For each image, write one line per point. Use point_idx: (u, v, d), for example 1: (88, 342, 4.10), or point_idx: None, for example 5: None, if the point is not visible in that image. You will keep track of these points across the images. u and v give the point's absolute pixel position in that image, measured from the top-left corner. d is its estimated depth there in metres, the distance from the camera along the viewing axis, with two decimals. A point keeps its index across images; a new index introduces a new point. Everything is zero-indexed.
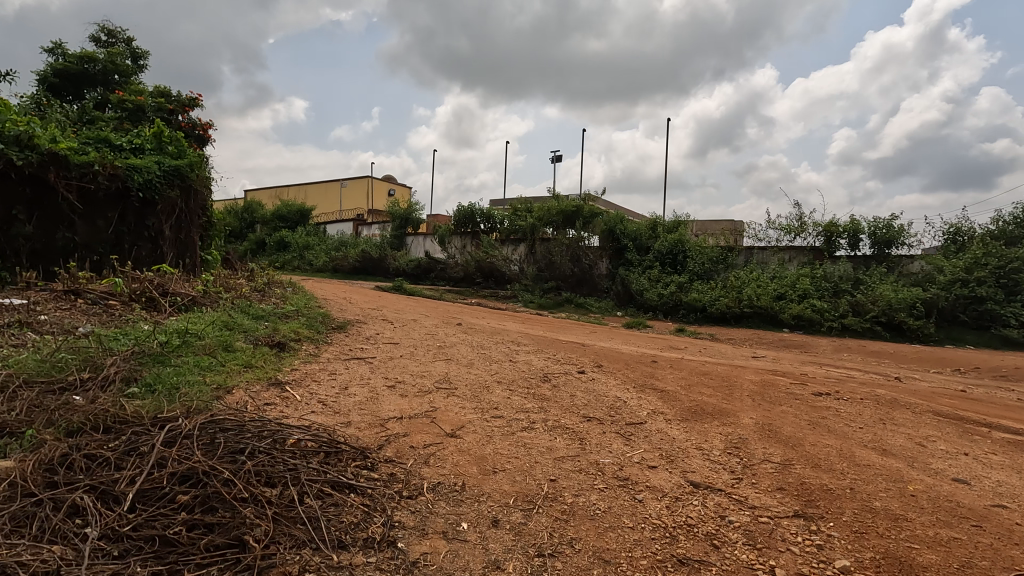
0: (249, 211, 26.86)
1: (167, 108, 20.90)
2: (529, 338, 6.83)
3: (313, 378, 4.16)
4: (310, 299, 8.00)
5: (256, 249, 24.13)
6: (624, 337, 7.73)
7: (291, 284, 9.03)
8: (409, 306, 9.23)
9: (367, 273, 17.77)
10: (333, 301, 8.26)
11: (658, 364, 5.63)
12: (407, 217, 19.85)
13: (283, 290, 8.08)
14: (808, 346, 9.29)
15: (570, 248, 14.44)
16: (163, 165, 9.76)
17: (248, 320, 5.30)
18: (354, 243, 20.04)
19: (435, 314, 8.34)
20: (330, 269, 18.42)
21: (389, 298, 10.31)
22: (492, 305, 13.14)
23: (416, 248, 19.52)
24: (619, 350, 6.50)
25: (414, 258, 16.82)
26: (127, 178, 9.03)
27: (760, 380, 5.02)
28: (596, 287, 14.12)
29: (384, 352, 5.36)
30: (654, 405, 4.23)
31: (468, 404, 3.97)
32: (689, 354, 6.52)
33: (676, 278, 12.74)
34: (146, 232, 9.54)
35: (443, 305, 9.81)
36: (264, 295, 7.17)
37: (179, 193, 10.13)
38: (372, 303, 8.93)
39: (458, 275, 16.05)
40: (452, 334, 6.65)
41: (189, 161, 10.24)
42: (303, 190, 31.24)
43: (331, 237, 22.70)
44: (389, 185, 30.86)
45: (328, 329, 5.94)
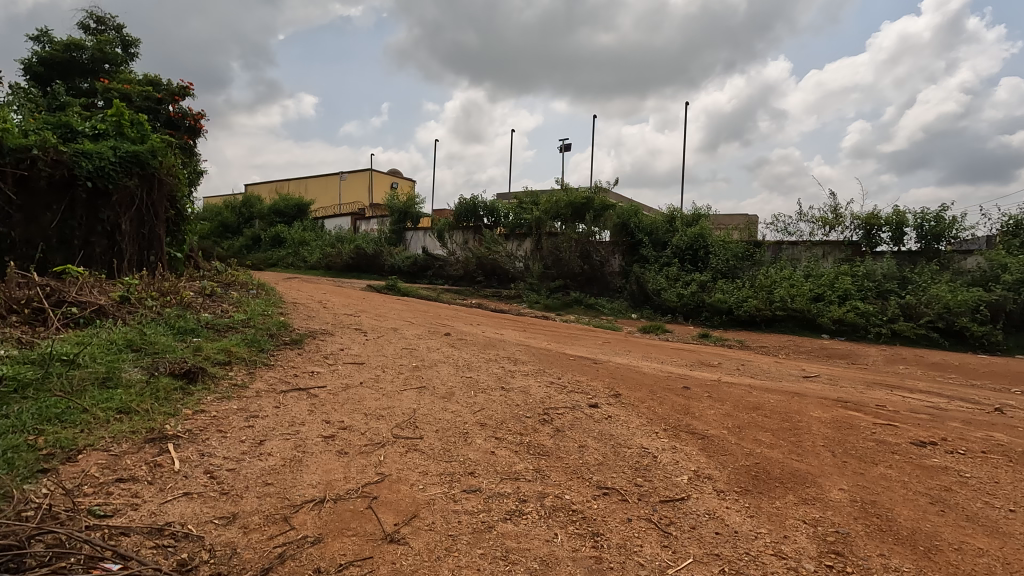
0: (247, 205, 25.86)
1: (155, 97, 19.92)
2: (530, 352, 5.63)
3: (220, 426, 2.98)
4: (276, 303, 6.86)
5: (251, 244, 23.13)
6: (643, 349, 6.50)
7: (260, 284, 7.91)
8: (395, 309, 8.06)
9: (362, 271, 16.64)
10: (303, 306, 7.10)
11: (691, 391, 4.41)
12: (406, 211, 18.69)
13: (245, 292, 6.95)
14: (856, 356, 8.01)
15: (579, 243, 13.18)
16: (118, 151, 8.63)
17: (165, 336, 4.15)
18: (350, 239, 18.93)
19: (422, 320, 7.17)
20: (323, 266, 17.33)
21: (376, 300, 9.16)
22: (494, 307, 11.95)
23: (415, 243, 18.38)
24: (639, 369, 5.27)
25: (411, 254, 15.65)
26: (73, 166, 7.93)
27: (831, 419, 3.79)
28: (608, 286, 12.92)
29: (339, 377, 4.18)
30: (697, 465, 3.01)
31: (432, 467, 2.78)
32: (727, 374, 5.29)
33: (697, 277, 11.50)
34: (100, 226, 8.46)
35: (436, 310, 8.64)
36: (214, 300, 6.02)
37: (140, 182, 9.02)
38: (353, 307, 7.78)
39: (458, 273, 14.86)
40: (435, 349, 5.47)
41: (150, 146, 9.09)
42: (302, 184, 30.20)
43: (328, 232, 21.61)
44: (391, 180, 29.81)
45: (277, 346, 4.77)
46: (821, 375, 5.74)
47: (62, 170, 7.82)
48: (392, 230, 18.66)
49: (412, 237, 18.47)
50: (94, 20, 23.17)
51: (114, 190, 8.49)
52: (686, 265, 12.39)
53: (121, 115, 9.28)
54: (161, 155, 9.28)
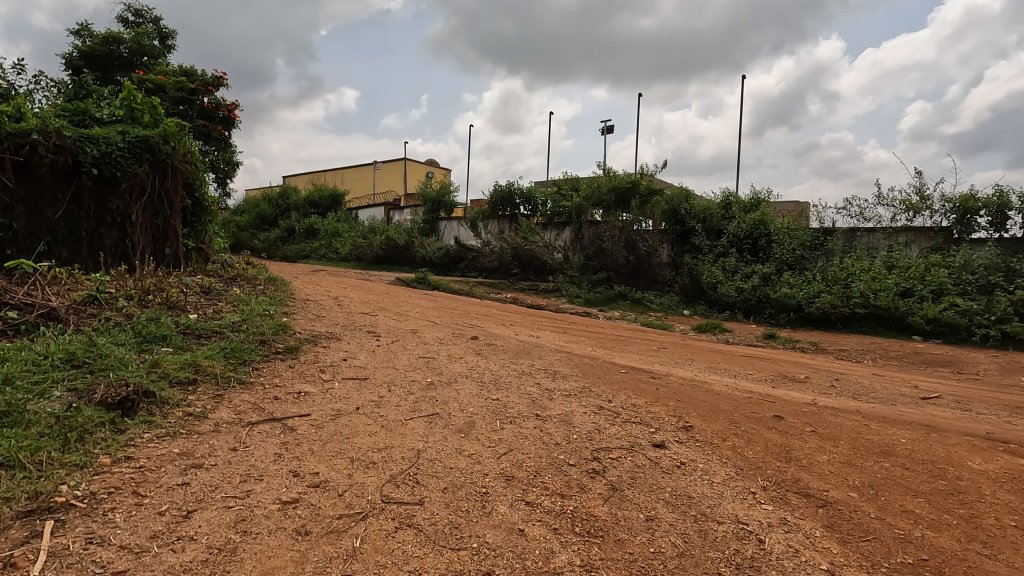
0: (284, 196, 25.70)
1: (189, 88, 19.74)
2: (572, 363, 4.65)
3: (141, 485, 2.14)
4: (283, 300, 6.10)
5: (285, 236, 22.82)
6: (708, 357, 5.41)
7: (273, 279, 7.20)
8: (418, 306, 7.20)
9: (393, 263, 15.94)
10: (313, 304, 6.30)
11: (786, 422, 3.35)
12: (440, 200, 17.88)
13: (251, 288, 6.21)
14: (964, 364, 6.67)
15: (623, 233, 12.04)
16: (127, 136, 8.06)
17: (122, 347, 3.37)
18: (382, 229, 18.30)
19: (447, 321, 6.27)
20: (354, 258, 16.75)
21: (399, 295, 8.32)
22: (531, 302, 10.98)
23: (448, 234, 17.57)
24: (709, 386, 4.21)
25: (442, 244, 14.76)
26: (77, 152, 7.40)
27: (1004, 475, 2.67)
28: (655, 279, 11.73)
29: (331, 400, 3.31)
30: (829, 560, 1.99)
31: (429, 565, 1.85)
32: (821, 395, 4.16)
33: (759, 269, 10.24)
34: (109, 216, 7.96)
35: (465, 307, 7.76)
36: (211, 299, 5.28)
37: (152, 169, 8.45)
38: (371, 304, 6.96)
39: (492, 264, 13.87)
40: (457, 358, 4.55)
41: (162, 131, 8.50)
42: (338, 175, 29.90)
43: (361, 223, 21.06)
44: (427, 169, 29.15)
45: (264, 355, 3.94)
46: (942, 395, 4.52)
47: (66, 157, 7.30)
48: (425, 220, 17.90)
49: (446, 227, 17.65)
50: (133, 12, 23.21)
51: (123, 177, 7.94)
52: (744, 255, 11.10)
53: (133, 98, 8.72)
54: (174, 140, 8.69)
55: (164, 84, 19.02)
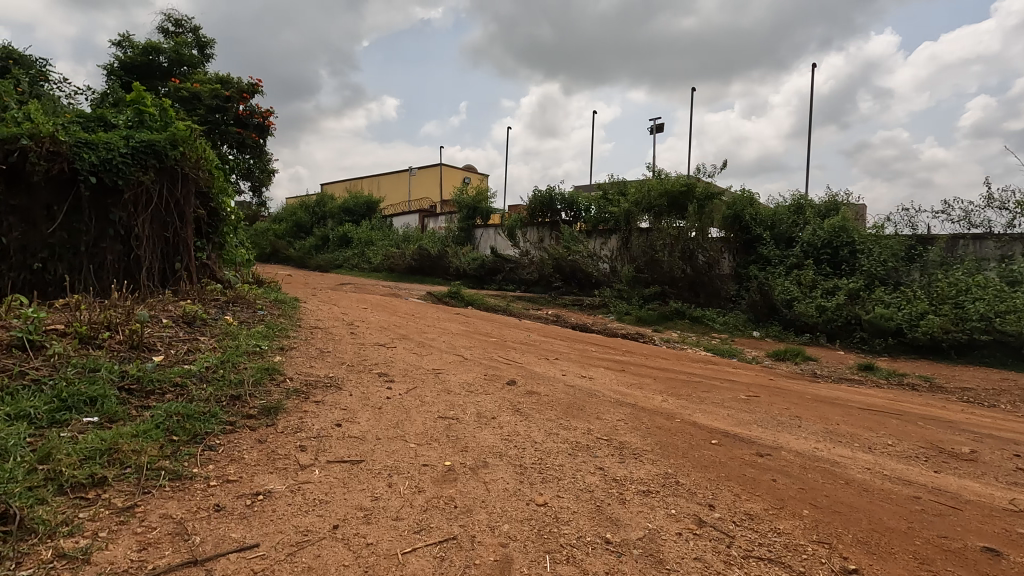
0: (319, 204, 25.29)
1: (224, 96, 19.46)
2: (641, 428, 3.47)
3: None
4: (285, 329, 5.14)
5: (319, 244, 22.23)
6: (818, 412, 4.11)
7: (282, 301, 6.27)
8: (445, 333, 6.12)
9: (426, 274, 14.97)
10: (320, 333, 5.31)
11: (1012, 566, 2.07)
12: (476, 207, 16.86)
13: (249, 314, 5.26)
14: None
15: (679, 242, 10.71)
16: (131, 141, 7.35)
17: (17, 424, 2.40)
18: (416, 238, 17.45)
19: (478, 355, 5.16)
20: (386, 269, 15.91)
21: (427, 316, 7.28)
22: (576, 321, 9.77)
23: (485, 242, 16.58)
24: (846, 474, 2.94)
25: (478, 254, 13.68)
26: (75, 159, 6.70)
27: None
28: (717, 293, 10.29)
29: (298, 511, 2.23)
30: None
31: None
32: (1018, 492, 2.84)
33: (844, 284, 8.76)
34: (111, 229, 7.23)
35: (501, 333, 6.64)
36: (191, 332, 4.34)
37: (160, 176, 7.71)
38: (391, 331, 5.91)
39: (530, 277, 12.66)
40: (488, 419, 3.44)
41: (172, 134, 7.77)
42: (374, 181, 29.41)
43: (395, 230, 20.30)
44: (464, 174, 28.33)
45: (228, 421, 2.94)
46: None
47: (63, 165, 6.61)
48: (461, 228, 16.93)
49: (482, 235, 16.63)
50: (173, 22, 23.29)
51: (127, 186, 7.21)
52: (823, 267, 9.61)
53: (142, 100, 8.03)
54: (186, 144, 7.96)
55: (198, 92, 18.75)
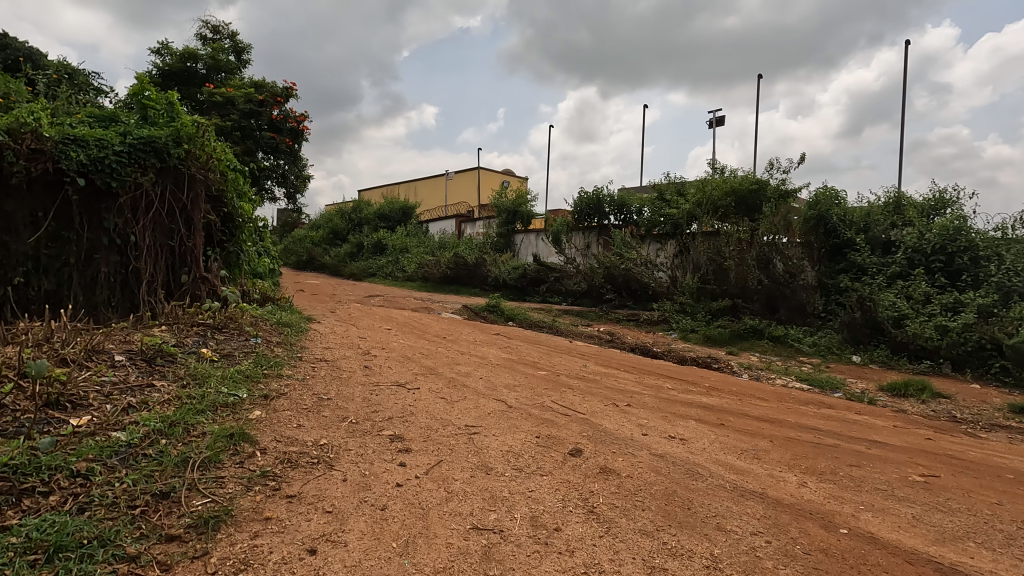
0: (355, 210, 24.61)
1: (257, 100, 18.95)
2: (797, 555, 2.14)
3: None
4: (280, 363, 4.03)
5: (353, 251, 21.48)
6: None
7: (287, 323, 5.21)
8: (482, 365, 4.91)
9: (460, 285, 13.58)
10: (325, 367, 4.18)
11: None
12: (516, 210, 15.66)
13: (236, 344, 4.18)
14: None
15: (752, 248, 9.23)
16: (128, 137, 6.47)
17: None
18: (452, 245, 16.39)
19: (525, 401, 3.92)
20: (420, 277, 14.79)
21: (460, 339, 6.09)
22: (637, 343, 8.23)
23: (526, 249, 15.38)
24: None
25: (519, 263, 12.32)
26: (60, 158, 5.84)
27: None
28: (800, 308, 8.74)
29: None
30: None
31: None
32: None
33: (970, 298, 7.13)
34: (106, 238, 6.36)
35: (550, 364, 5.38)
36: (145, 376, 3.26)
37: (162, 177, 6.81)
38: (416, 363, 4.72)
39: (578, 287, 11.25)
40: (549, 536, 2.18)
41: (175, 131, 6.88)
42: (411, 186, 28.66)
43: (431, 237, 19.36)
44: (502, 177, 27.28)
45: (127, 555, 1.79)
46: None
47: (46, 165, 5.75)
48: (499, 234, 15.77)
49: (522, 241, 15.41)
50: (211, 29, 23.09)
51: (123, 190, 6.33)
52: (935, 277, 7.98)
53: (147, 93, 7.19)
54: (192, 142, 7.05)
55: (232, 96, 18.28)
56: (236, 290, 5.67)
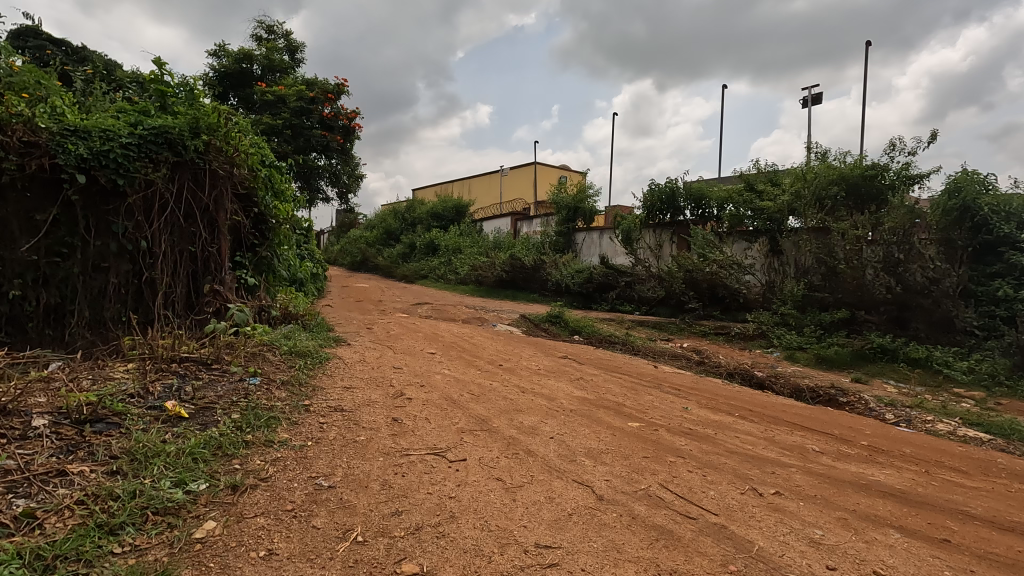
0: (408, 210, 23.87)
1: (309, 97, 18.49)
2: None
3: None
4: (273, 418, 2.92)
5: (406, 252, 20.72)
6: None
7: (303, 349, 4.14)
8: (549, 412, 3.65)
9: (517, 289, 12.31)
10: (337, 423, 3.04)
11: None
12: (577, 206, 14.27)
13: (222, 390, 3.11)
14: None
15: (877, 247, 7.48)
16: (138, 128, 5.62)
17: None
18: (508, 245, 15.21)
19: (620, 487, 2.63)
20: (472, 281, 13.62)
21: (520, 368, 4.85)
22: (739, 366, 6.70)
23: (588, 249, 13.97)
24: None
25: (584, 267, 10.63)
26: (58, 152, 5.02)
27: None
28: (945, 322, 6.95)
29: None
30: None
31: None
32: None
33: None
34: (115, 244, 5.55)
35: (639, 407, 4.05)
36: (59, 456, 2.20)
37: (178, 174, 5.94)
38: (462, 411, 3.50)
39: (654, 296, 9.41)
40: None
41: (193, 120, 6.00)
42: (465, 184, 27.78)
43: (485, 237, 18.29)
44: (560, 172, 25.91)
45: None
46: None
47: (40, 161, 4.94)
48: (559, 232, 14.46)
49: (584, 240, 14.01)
50: (266, 29, 22.90)
51: (131, 188, 5.48)
52: None
53: (166, 81, 6.36)
54: (214, 133, 6.16)
55: (284, 95, 17.87)
56: (248, 306, 4.68)
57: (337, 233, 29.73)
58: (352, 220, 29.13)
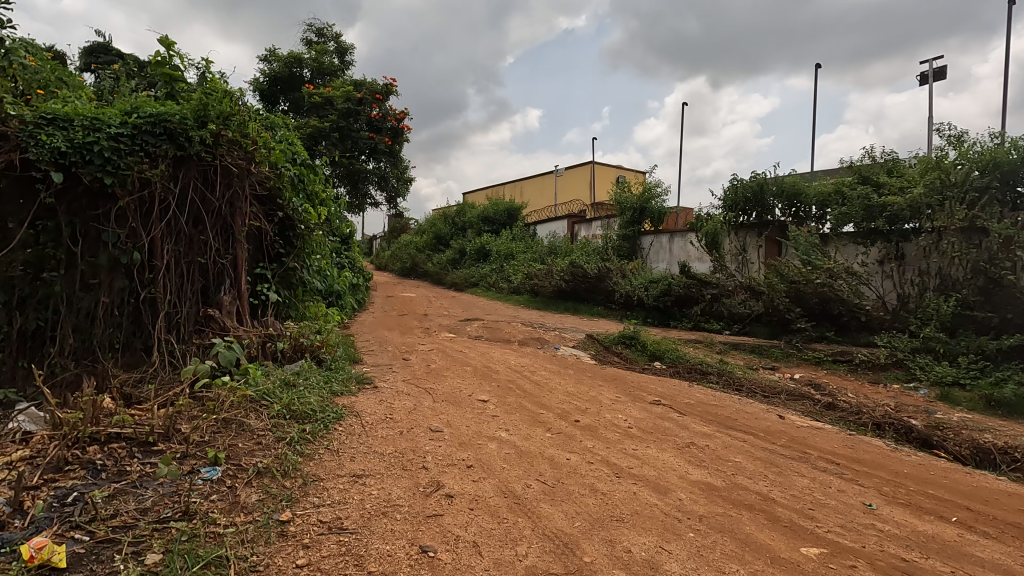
0: (458, 213, 22.88)
1: (357, 99, 17.79)
2: None
3: None
4: (214, 562, 1.71)
5: (456, 257, 19.71)
6: None
7: (306, 403, 2.95)
8: (669, 528, 2.29)
9: (577, 300, 10.92)
10: (326, 564, 1.79)
11: None
12: (644, 207, 12.73)
13: (150, 500, 1.93)
14: None
15: None
16: (132, 116, 4.65)
17: None
18: (566, 251, 13.86)
19: None
20: (526, 290, 12.33)
21: (603, 426, 3.50)
22: (886, 414, 4.95)
23: (656, 254, 12.41)
24: None
25: (660, 281, 9.05)
26: (30, 145, 4.09)
27: None
28: None
29: None
30: None
31: None
32: None
33: None
34: (106, 257, 4.60)
35: (797, 508, 2.63)
36: None
37: (181, 172, 4.95)
38: (531, 526, 2.20)
39: (748, 312, 7.74)
40: None
41: (201, 106, 4.92)
42: (516, 186, 26.62)
43: (539, 241, 17.00)
44: (618, 172, 24.29)
45: None
46: None
47: (8, 156, 4.00)
48: (623, 236, 12.97)
49: (651, 245, 12.46)
50: (316, 31, 22.43)
51: (122, 188, 4.50)
52: None
53: (175, 64, 5.38)
54: (227, 122, 5.14)
55: (332, 96, 17.25)
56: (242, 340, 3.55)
57: (388, 238, 29.28)
58: (403, 225, 28.57)
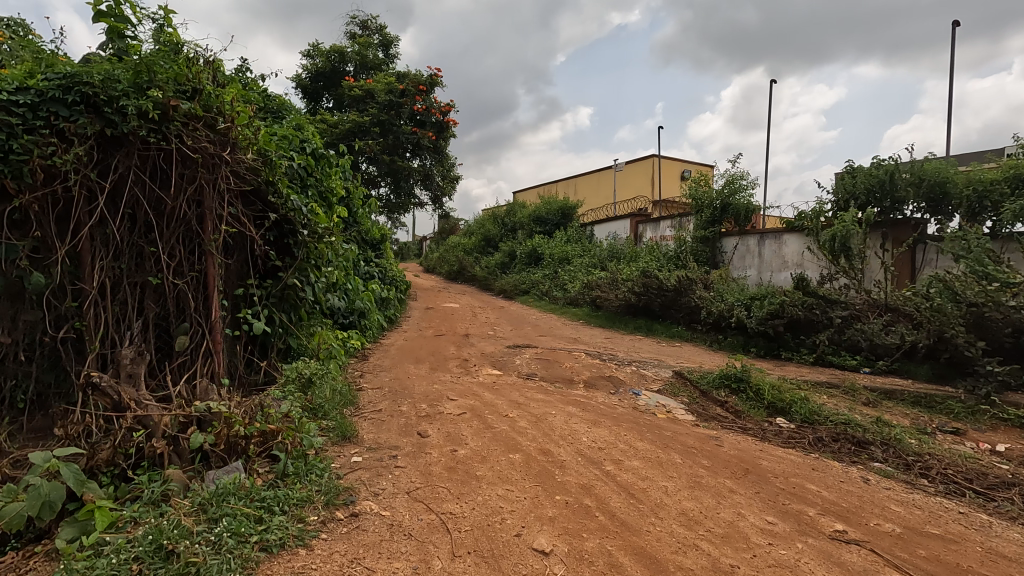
0: (509, 214, 21.19)
1: (399, 90, 16.48)
2: None
3: None
4: None
5: (505, 261, 18.07)
6: None
7: None
8: None
9: (651, 317, 9.02)
10: None
11: None
12: (727, 203, 10.66)
13: None
14: None
15: None
16: (38, 77, 2.95)
17: None
18: (631, 257, 11.98)
19: None
20: (586, 301, 10.48)
21: None
22: None
23: (741, 261, 10.36)
24: None
25: (767, 300, 7.02)
26: None
27: None
28: None
29: None
30: None
31: None
32: None
33: None
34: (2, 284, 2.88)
35: None
36: None
37: (113, 158, 3.14)
38: None
39: (901, 344, 5.69)
40: None
41: (140, 67, 3.08)
42: (569, 184, 24.83)
43: (598, 244, 15.17)
44: (684, 165, 22.15)
45: None
46: None
47: None
48: (699, 239, 10.96)
49: (736, 249, 10.41)
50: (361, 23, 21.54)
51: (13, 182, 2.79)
52: None
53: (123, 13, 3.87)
54: (184, 90, 3.25)
55: (372, 88, 16.03)
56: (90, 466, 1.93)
57: (436, 240, 28.04)
58: (451, 227, 27.28)
